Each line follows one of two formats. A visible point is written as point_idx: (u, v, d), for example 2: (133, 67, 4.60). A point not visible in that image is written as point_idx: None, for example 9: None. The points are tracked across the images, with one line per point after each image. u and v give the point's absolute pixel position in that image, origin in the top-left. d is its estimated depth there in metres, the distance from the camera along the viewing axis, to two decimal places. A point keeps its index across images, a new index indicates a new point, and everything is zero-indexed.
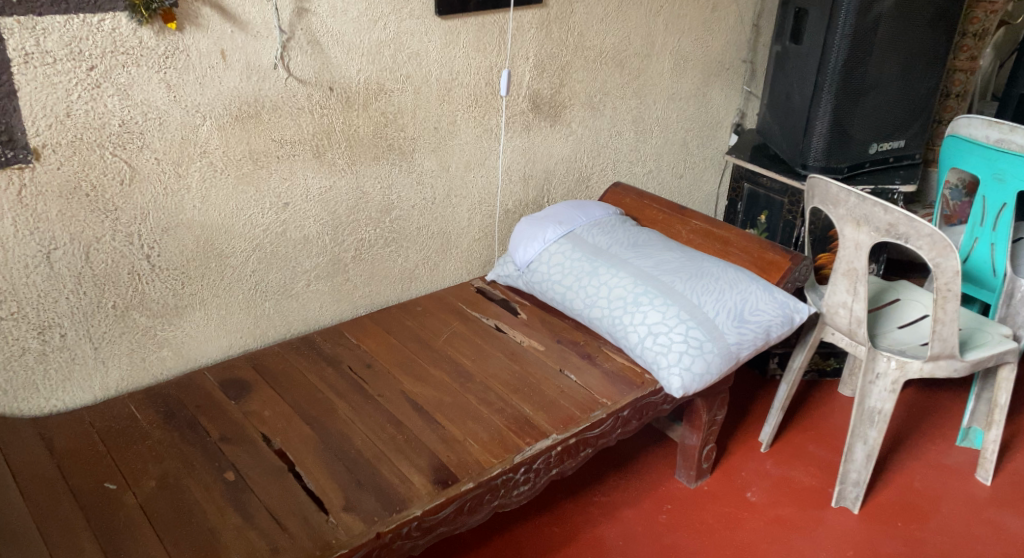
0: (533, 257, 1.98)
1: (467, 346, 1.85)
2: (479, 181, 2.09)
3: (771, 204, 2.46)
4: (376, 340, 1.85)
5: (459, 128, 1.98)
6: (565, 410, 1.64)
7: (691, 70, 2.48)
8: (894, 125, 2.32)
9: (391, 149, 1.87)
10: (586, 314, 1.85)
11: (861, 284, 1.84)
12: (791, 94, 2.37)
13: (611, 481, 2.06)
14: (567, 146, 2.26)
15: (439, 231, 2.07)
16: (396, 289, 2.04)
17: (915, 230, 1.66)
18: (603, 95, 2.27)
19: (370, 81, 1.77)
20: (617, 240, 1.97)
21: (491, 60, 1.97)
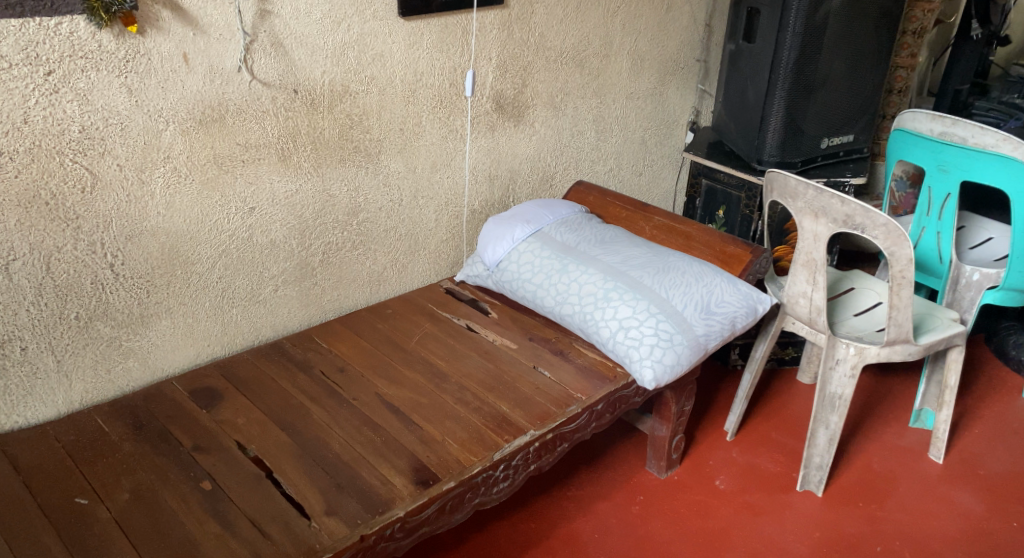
0: (502, 256, 2.00)
1: (440, 348, 1.85)
2: (445, 182, 2.10)
3: (728, 199, 2.52)
4: (347, 344, 1.84)
5: (424, 129, 1.98)
6: (541, 406, 1.67)
7: (648, 69, 2.53)
8: (843, 120, 2.40)
9: (356, 150, 1.86)
10: (557, 311, 1.88)
11: (820, 274, 1.90)
12: (745, 91, 2.43)
13: (584, 475, 2.08)
14: (531, 146, 2.29)
15: (406, 233, 2.07)
16: (364, 292, 2.03)
17: (871, 220, 1.73)
18: (564, 95, 2.30)
19: (335, 82, 1.76)
20: (585, 237, 2.00)
21: (454, 61, 1.97)
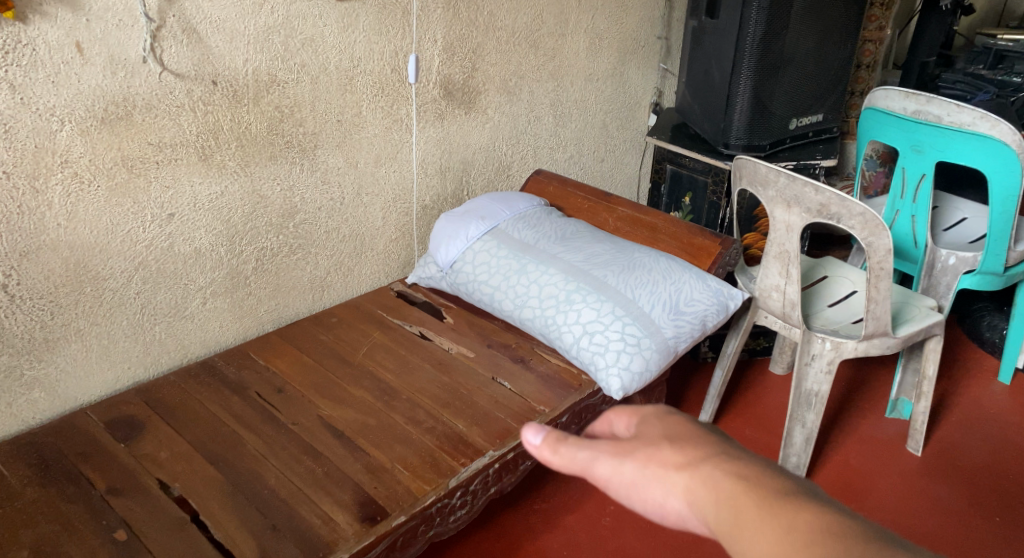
0: (456, 256, 1.87)
1: (390, 360, 1.70)
2: (392, 177, 1.94)
3: (695, 185, 2.40)
4: (286, 359, 1.68)
5: (365, 120, 1.82)
6: (501, 422, 1.53)
7: (607, 49, 2.40)
8: (811, 99, 2.29)
9: (289, 146, 1.69)
10: (517, 314, 1.75)
11: (793, 267, 1.78)
12: (709, 71, 2.29)
13: (551, 485, 1.96)
14: (484, 135, 2.15)
15: (351, 233, 1.91)
16: (307, 300, 1.87)
17: (847, 209, 1.61)
18: (518, 79, 2.16)
19: (260, 71, 1.59)
20: (545, 233, 1.87)
21: (396, 44, 1.80)
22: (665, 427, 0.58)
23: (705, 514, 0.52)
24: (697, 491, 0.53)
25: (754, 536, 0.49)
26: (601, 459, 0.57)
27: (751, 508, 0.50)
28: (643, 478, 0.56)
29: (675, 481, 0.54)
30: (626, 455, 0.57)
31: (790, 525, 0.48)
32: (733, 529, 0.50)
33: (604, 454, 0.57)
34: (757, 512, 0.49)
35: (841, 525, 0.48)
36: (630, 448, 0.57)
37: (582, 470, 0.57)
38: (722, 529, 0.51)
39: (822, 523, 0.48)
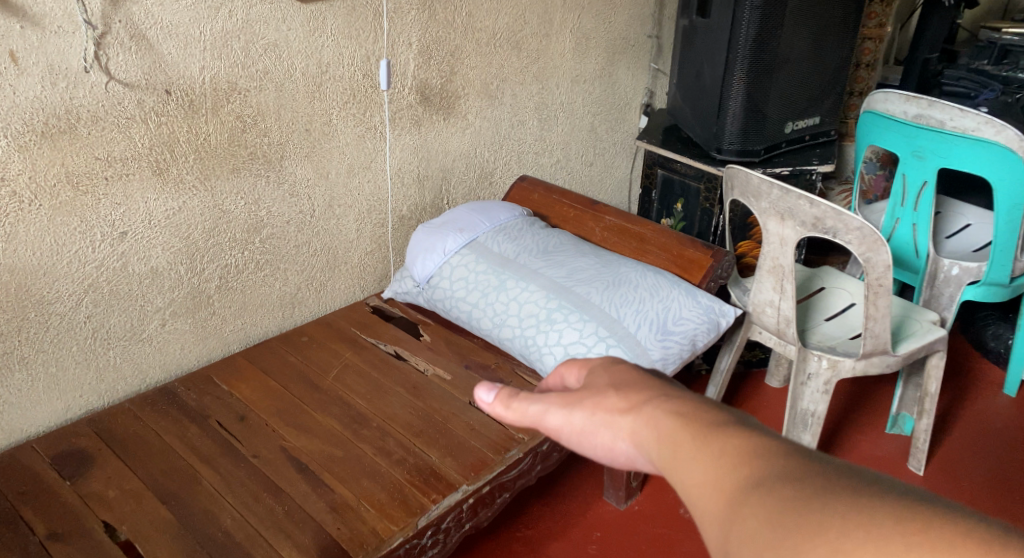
0: (432, 271, 1.78)
1: (361, 383, 1.61)
2: (366, 187, 1.85)
3: (686, 190, 2.30)
4: (251, 383, 1.59)
5: (336, 129, 1.72)
6: (477, 453, 1.44)
7: (594, 49, 2.30)
8: (808, 102, 2.19)
9: (253, 157, 1.60)
10: (496, 334, 1.66)
11: (788, 282, 1.69)
12: (701, 72, 2.19)
13: (535, 510, 1.87)
14: (464, 141, 2.06)
15: (323, 247, 1.81)
16: (275, 318, 1.77)
17: (844, 223, 1.51)
18: (500, 82, 2.07)
19: (219, 79, 1.49)
20: (526, 246, 1.77)
21: (367, 48, 1.71)
22: (611, 378, 0.64)
23: (648, 452, 0.56)
24: (639, 430, 0.58)
25: (691, 461, 0.53)
26: (552, 412, 0.64)
27: (686, 443, 0.54)
28: (593, 427, 0.62)
29: (620, 426, 0.59)
30: (575, 406, 0.63)
31: (721, 449, 0.52)
32: (671, 461, 0.54)
33: (555, 405, 0.65)
34: (692, 443, 0.53)
35: (766, 446, 0.51)
36: (577, 400, 0.64)
37: (536, 423, 0.65)
38: (662, 462, 0.55)
39: (746, 446, 0.51)
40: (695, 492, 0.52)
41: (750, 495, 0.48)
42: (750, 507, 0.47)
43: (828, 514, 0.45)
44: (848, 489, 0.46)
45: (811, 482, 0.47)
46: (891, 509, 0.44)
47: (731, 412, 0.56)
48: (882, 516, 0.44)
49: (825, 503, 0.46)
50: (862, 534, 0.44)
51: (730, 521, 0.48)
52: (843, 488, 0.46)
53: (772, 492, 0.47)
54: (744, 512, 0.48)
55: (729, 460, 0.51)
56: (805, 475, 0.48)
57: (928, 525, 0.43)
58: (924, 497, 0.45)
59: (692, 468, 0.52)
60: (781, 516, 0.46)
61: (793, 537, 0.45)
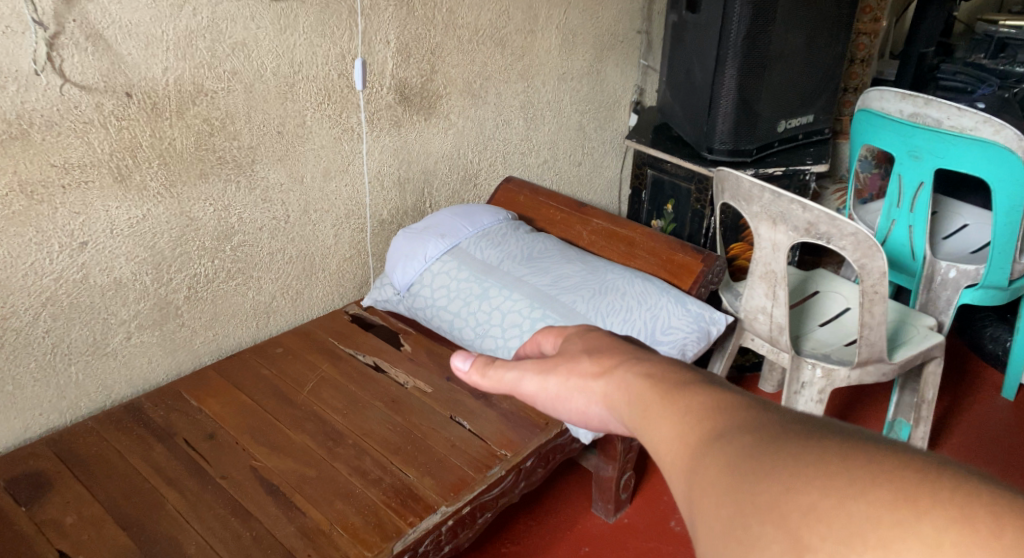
0: (413, 278, 1.71)
1: (337, 396, 1.55)
2: (344, 192, 1.78)
3: (677, 191, 2.24)
4: (222, 399, 1.52)
5: (310, 131, 1.65)
6: (457, 471, 1.37)
7: (581, 45, 2.24)
8: (801, 100, 2.13)
9: (222, 162, 1.53)
10: (478, 345, 1.59)
11: (780, 289, 1.63)
12: (691, 69, 2.13)
13: (522, 524, 1.81)
14: (447, 142, 1.99)
15: (298, 253, 1.74)
16: (249, 328, 1.71)
17: (837, 229, 1.45)
18: (483, 81, 2.00)
19: (184, 81, 1.42)
20: (510, 253, 1.71)
21: (342, 46, 1.64)
22: (584, 344, 0.59)
23: (618, 412, 0.51)
24: (608, 392, 0.52)
25: (651, 414, 0.48)
26: (526, 377, 0.59)
27: (653, 401, 0.49)
28: (566, 391, 0.57)
29: (594, 391, 0.54)
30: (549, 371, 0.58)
31: (682, 403, 0.47)
32: (639, 421, 0.49)
33: (529, 371, 0.60)
34: (656, 402, 0.48)
35: (737, 403, 0.45)
36: (553, 364, 0.58)
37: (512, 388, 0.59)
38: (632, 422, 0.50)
39: (712, 402, 0.46)
40: (659, 451, 0.46)
41: (707, 446, 0.43)
42: (707, 459, 0.42)
43: (785, 462, 0.40)
44: (809, 435, 0.41)
45: (770, 430, 0.42)
46: (853, 452, 0.39)
47: (696, 370, 0.51)
48: (842, 459, 0.39)
49: (785, 449, 0.40)
50: (822, 487, 0.38)
51: (687, 474, 0.43)
52: (805, 435, 0.41)
53: (731, 442, 0.42)
54: (701, 463, 0.43)
55: (688, 410, 0.46)
56: (767, 424, 0.43)
57: (892, 467, 0.37)
58: (890, 440, 0.40)
59: (653, 421, 0.47)
60: (737, 465, 0.41)
61: (746, 489, 0.40)
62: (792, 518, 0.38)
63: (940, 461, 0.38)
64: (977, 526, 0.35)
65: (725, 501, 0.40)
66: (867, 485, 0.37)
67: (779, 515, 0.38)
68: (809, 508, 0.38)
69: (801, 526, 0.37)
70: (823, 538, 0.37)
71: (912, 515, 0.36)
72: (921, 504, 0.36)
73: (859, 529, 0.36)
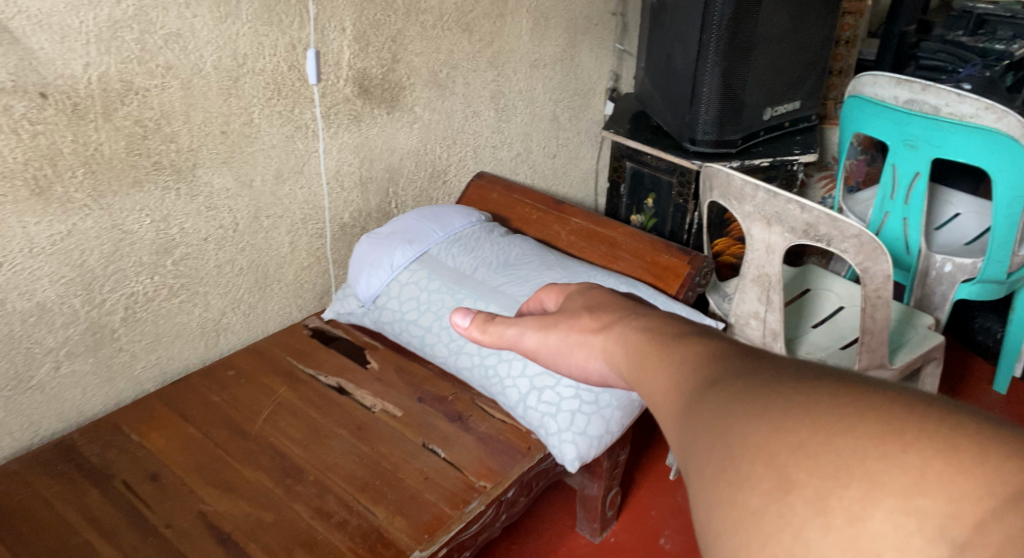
0: (379, 289, 1.57)
1: (296, 424, 1.40)
2: (299, 195, 1.62)
3: (658, 184, 2.11)
4: (167, 432, 1.38)
5: (258, 129, 1.49)
6: (431, 507, 1.24)
7: (554, 29, 2.09)
8: (788, 86, 2.01)
9: (159, 167, 1.36)
10: (453, 362, 1.46)
11: (775, 293, 1.51)
12: (671, 55, 1.99)
13: (502, 549, 1.69)
14: (412, 137, 1.84)
15: (250, 264, 1.59)
16: (197, 348, 1.55)
17: (839, 231, 1.33)
18: (450, 69, 1.85)
19: (110, 78, 1.25)
20: (484, 259, 1.57)
21: (291, 35, 1.47)
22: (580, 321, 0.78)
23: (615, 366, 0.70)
24: (605, 346, 0.73)
25: (675, 389, 0.55)
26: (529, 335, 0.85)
27: (662, 364, 0.59)
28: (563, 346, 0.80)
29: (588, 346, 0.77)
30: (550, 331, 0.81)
31: (696, 380, 0.54)
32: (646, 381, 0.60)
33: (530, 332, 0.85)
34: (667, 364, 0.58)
35: (732, 360, 0.53)
36: (550, 326, 0.82)
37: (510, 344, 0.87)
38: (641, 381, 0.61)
39: (713, 359, 0.55)
40: (664, 407, 0.55)
41: (717, 405, 0.49)
42: (716, 414, 0.48)
43: (784, 413, 0.45)
44: (803, 388, 0.47)
45: (773, 387, 0.48)
46: (841, 398, 0.44)
47: (706, 347, 0.57)
48: (834, 407, 0.44)
49: (779, 399, 0.46)
50: (808, 421, 0.44)
51: (696, 432, 0.49)
52: (798, 384, 0.47)
53: (734, 400, 0.49)
54: (708, 421, 0.49)
55: (700, 383, 0.53)
56: (766, 377, 0.49)
57: (876, 410, 0.43)
58: (877, 387, 0.45)
59: (675, 395, 0.55)
60: (740, 418, 0.47)
61: (734, 430, 0.47)
62: (786, 457, 0.43)
63: (922, 402, 0.43)
64: (954, 455, 0.40)
65: (722, 447, 0.46)
66: (858, 429, 0.43)
67: (773, 456, 0.44)
68: (803, 449, 0.43)
69: (793, 463, 0.43)
70: (811, 472, 0.42)
71: (897, 449, 0.41)
72: (900, 438, 0.41)
73: (846, 462, 0.42)
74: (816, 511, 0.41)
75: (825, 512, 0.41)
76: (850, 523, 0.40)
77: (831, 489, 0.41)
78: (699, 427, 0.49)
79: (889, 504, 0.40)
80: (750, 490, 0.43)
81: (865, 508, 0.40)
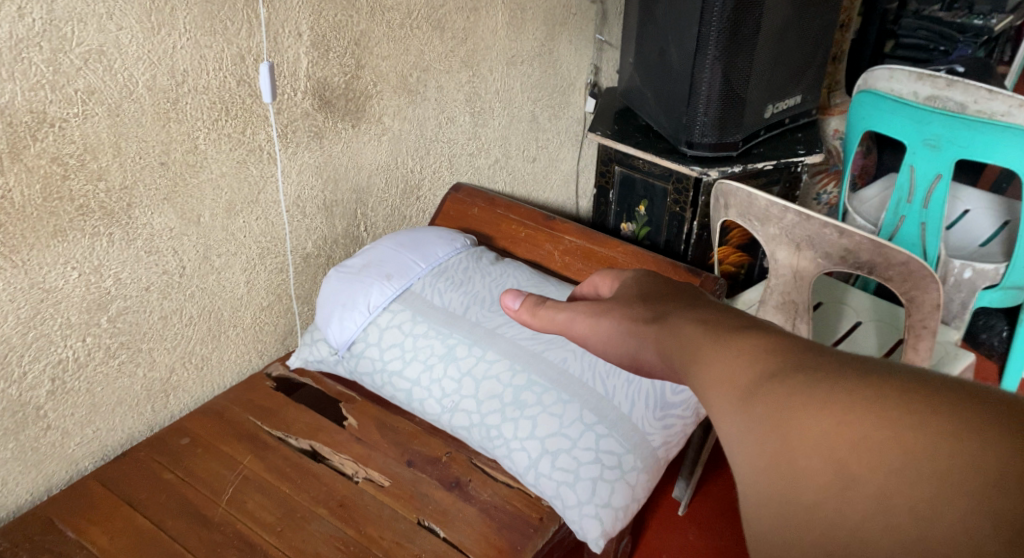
0: (354, 335, 1.36)
1: (267, 504, 1.20)
2: (255, 228, 1.40)
3: (650, 191, 1.93)
4: (110, 525, 1.16)
5: (205, 157, 1.26)
6: None
7: (532, 21, 1.88)
8: (790, 80, 1.85)
9: (86, 211, 1.14)
10: (447, 421, 1.26)
11: (803, 323, 1.34)
12: (664, 49, 1.81)
13: None
14: (381, 151, 1.62)
15: (201, 312, 1.37)
16: (143, 413, 1.33)
17: (884, 258, 1.18)
18: (421, 73, 1.63)
19: (16, 109, 1.02)
20: (475, 296, 1.37)
21: (239, 44, 1.25)
22: None
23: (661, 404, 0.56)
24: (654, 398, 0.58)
25: (713, 361, 0.48)
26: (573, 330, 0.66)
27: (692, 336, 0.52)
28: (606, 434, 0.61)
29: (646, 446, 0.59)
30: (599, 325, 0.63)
31: (736, 351, 0.48)
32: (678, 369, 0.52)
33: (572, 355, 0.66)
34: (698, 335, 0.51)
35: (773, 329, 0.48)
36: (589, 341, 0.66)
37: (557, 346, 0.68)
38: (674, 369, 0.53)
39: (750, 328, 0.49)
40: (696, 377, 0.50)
41: (768, 390, 0.45)
42: (765, 398, 0.45)
43: (849, 403, 0.42)
44: (861, 370, 0.43)
45: (830, 370, 0.44)
46: (909, 391, 0.42)
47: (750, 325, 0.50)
48: (906, 402, 0.41)
49: (834, 385, 0.43)
50: (870, 415, 0.42)
51: (742, 417, 0.45)
52: (855, 369, 0.44)
53: (790, 385, 0.44)
54: (759, 408, 0.44)
55: (737, 347, 0.48)
56: (819, 360, 0.45)
57: (948, 404, 0.41)
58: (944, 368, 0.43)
59: (713, 369, 0.48)
60: (791, 402, 0.44)
61: (785, 418, 0.43)
62: (848, 453, 0.42)
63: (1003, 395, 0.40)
64: None
65: (771, 436, 0.44)
66: (928, 424, 0.41)
67: (832, 448, 0.42)
68: (868, 446, 0.41)
69: (852, 456, 0.42)
70: (869, 466, 0.41)
71: (972, 445, 0.39)
72: (976, 433, 0.40)
73: (914, 460, 0.40)
74: (879, 510, 0.40)
75: (890, 511, 0.40)
76: (913, 523, 0.40)
77: (891, 485, 0.40)
78: (748, 411, 0.45)
79: (960, 506, 0.39)
80: (804, 482, 0.42)
81: (931, 505, 0.40)
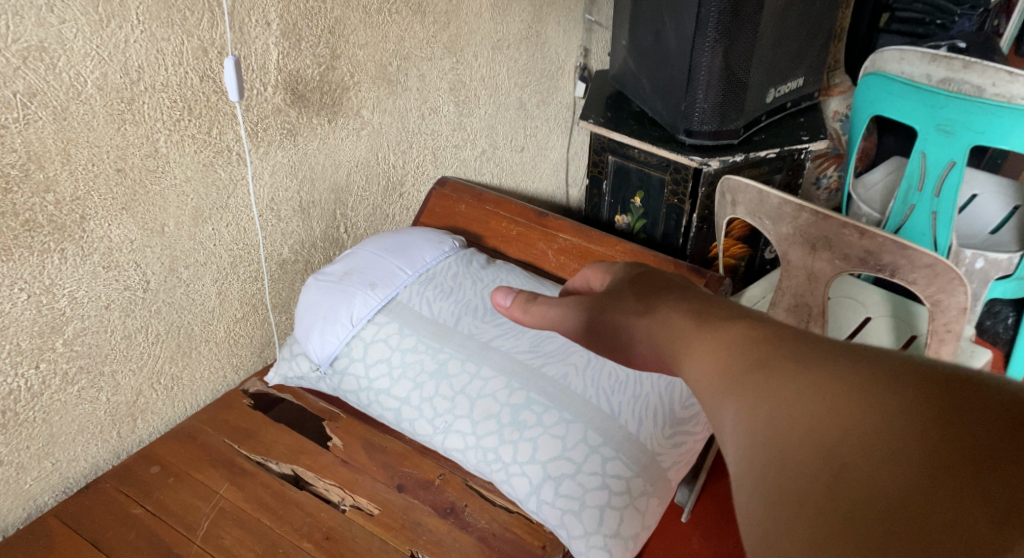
0: (336, 351, 1.25)
1: (245, 539, 1.11)
2: (225, 235, 1.29)
3: (646, 181, 1.84)
4: None
5: (166, 161, 1.15)
6: None
7: (518, 3, 1.77)
8: (792, 62, 1.75)
9: (32, 227, 1.02)
10: (440, 444, 1.16)
11: (817, 327, 1.26)
12: (660, 31, 1.70)
13: None
14: (360, 146, 1.51)
15: (169, 328, 1.26)
16: (108, 440, 1.23)
17: (909, 260, 1.09)
18: (401, 61, 1.52)
19: None
20: (468, 306, 1.28)
21: (199, 35, 1.13)
22: None
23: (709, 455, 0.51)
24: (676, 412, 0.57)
25: (706, 356, 0.54)
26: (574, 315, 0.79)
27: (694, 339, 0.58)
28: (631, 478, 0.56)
29: None
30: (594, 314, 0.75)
31: (731, 347, 0.53)
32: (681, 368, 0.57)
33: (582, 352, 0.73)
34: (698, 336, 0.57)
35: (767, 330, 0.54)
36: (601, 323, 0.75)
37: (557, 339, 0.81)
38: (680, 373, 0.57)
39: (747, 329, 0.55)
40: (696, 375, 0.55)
41: (750, 373, 0.50)
42: (751, 383, 0.50)
43: (821, 383, 0.46)
44: (839, 359, 0.47)
45: (809, 356, 0.49)
46: (882, 375, 0.45)
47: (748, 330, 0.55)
48: (875, 383, 0.45)
49: (810, 369, 0.48)
50: (840, 393, 0.45)
51: (729, 399, 0.50)
52: (831, 359, 0.48)
53: (770, 370, 0.49)
54: (743, 388, 0.49)
55: (729, 345, 0.53)
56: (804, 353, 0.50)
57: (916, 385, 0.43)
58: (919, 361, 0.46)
59: (707, 362, 0.54)
60: (769, 383, 0.48)
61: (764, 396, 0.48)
62: (818, 421, 0.45)
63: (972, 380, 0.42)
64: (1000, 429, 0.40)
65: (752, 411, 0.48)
66: (886, 388, 0.44)
67: (803, 419, 0.46)
68: (841, 415, 0.44)
69: (821, 427, 0.45)
70: (838, 437, 0.44)
71: (935, 421, 0.41)
72: (935, 396, 0.42)
73: (878, 432, 0.43)
74: (843, 471, 0.43)
75: (866, 472, 0.42)
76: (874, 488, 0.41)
77: (856, 455, 0.43)
78: (732, 395, 0.50)
79: (916, 474, 0.40)
80: (777, 451, 0.45)
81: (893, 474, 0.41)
